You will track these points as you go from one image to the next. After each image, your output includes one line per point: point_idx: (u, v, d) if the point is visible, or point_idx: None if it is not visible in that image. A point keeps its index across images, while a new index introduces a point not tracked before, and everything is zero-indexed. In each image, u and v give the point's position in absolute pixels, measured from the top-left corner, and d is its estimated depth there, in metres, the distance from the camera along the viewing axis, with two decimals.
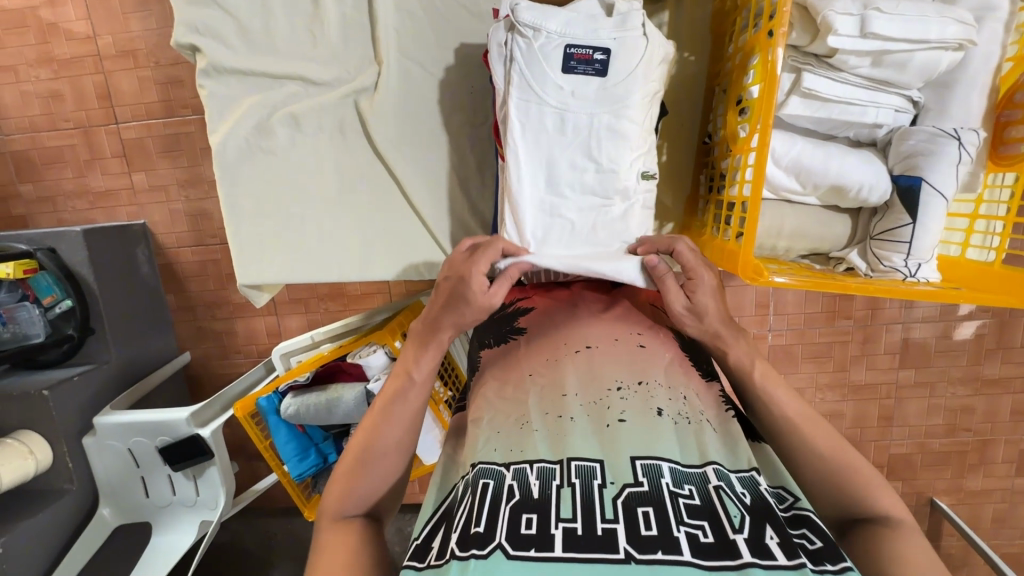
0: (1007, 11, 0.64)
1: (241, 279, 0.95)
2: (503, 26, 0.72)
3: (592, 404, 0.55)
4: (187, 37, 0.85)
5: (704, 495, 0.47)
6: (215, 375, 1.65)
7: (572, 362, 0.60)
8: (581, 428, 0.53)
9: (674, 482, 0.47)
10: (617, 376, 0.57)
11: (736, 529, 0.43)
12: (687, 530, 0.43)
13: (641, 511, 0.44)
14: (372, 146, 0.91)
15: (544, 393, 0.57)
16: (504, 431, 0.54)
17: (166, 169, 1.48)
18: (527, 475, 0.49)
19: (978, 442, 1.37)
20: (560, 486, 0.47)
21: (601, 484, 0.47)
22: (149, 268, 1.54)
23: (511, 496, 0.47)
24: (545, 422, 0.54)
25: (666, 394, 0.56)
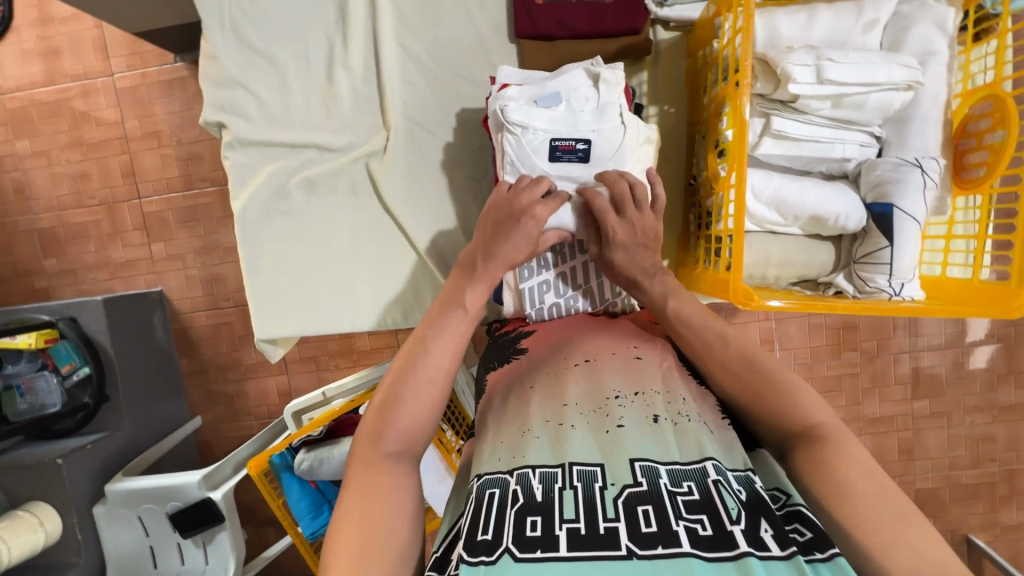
0: (946, 54, 0.71)
1: (259, 332, 0.99)
2: (494, 122, 0.79)
3: (591, 411, 0.57)
4: (215, 115, 0.94)
5: (702, 489, 0.48)
6: (226, 438, 1.66)
7: (573, 375, 0.63)
8: (581, 434, 0.55)
9: (672, 481, 0.49)
10: (616, 387, 0.60)
11: (733, 521, 0.45)
12: (685, 524, 0.44)
13: (641, 509, 0.46)
14: (380, 203, 0.97)
15: (545, 404, 0.59)
16: (506, 440, 0.56)
17: (184, 238, 1.56)
18: (529, 479, 0.50)
19: (1006, 473, 1.34)
20: (563, 489, 0.48)
21: (603, 486, 0.48)
22: (165, 333, 1.59)
23: (515, 501, 0.48)
24: (546, 430, 0.56)
25: (664, 399, 0.58)
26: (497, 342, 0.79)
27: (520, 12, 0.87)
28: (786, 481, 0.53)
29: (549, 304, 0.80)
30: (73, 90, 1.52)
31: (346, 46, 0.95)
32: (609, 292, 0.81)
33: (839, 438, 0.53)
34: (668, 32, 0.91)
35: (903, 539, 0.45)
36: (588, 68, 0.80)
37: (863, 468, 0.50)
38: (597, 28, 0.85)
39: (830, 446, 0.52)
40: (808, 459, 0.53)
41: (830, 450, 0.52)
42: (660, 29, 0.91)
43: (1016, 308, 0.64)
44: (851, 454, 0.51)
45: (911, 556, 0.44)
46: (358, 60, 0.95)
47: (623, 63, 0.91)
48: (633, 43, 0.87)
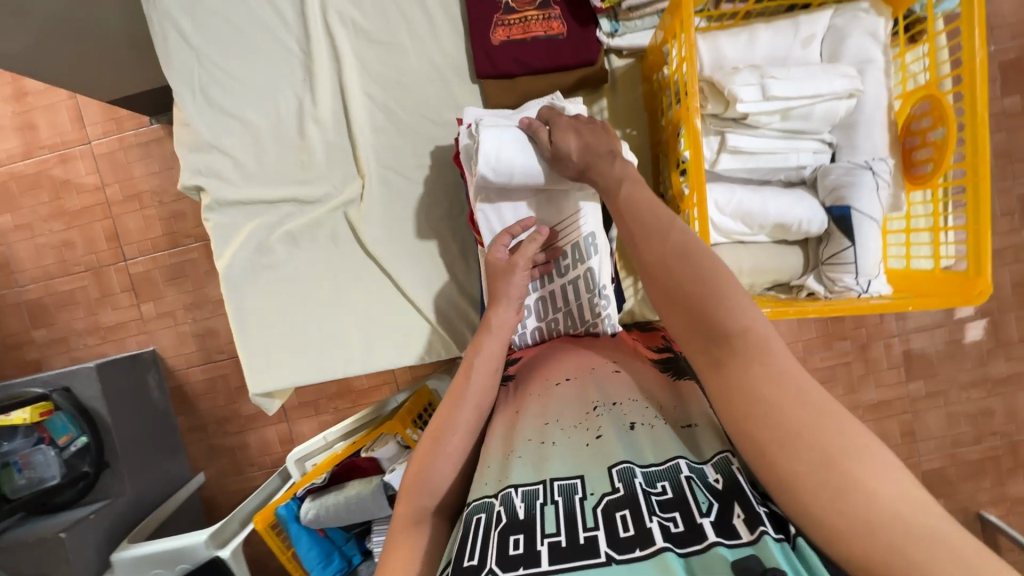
0: (881, 60, 0.75)
1: (253, 387, 1.00)
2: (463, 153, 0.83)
3: (572, 426, 0.59)
4: (193, 179, 0.97)
5: (676, 487, 0.49)
6: (231, 491, 1.64)
7: (554, 395, 0.64)
8: (562, 449, 0.56)
9: (647, 482, 0.51)
10: (591, 398, 0.62)
11: (704, 514, 0.47)
12: (660, 521, 0.47)
13: (619, 514, 0.48)
14: (361, 246, 1.00)
15: (528, 424, 0.61)
16: (494, 464, 0.57)
17: (173, 295, 1.57)
18: (513, 498, 0.51)
19: (1009, 444, 1.36)
20: (545, 505, 0.50)
21: (582, 497, 0.50)
22: (160, 392, 1.59)
23: (500, 521, 0.50)
24: (528, 449, 0.57)
25: (641, 406, 0.60)
26: None
27: (479, 54, 0.91)
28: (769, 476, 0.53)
29: (531, 329, 0.83)
30: (52, 161, 1.55)
31: (315, 100, 0.98)
32: (590, 313, 0.82)
33: (765, 351, 0.48)
34: (622, 59, 0.94)
35: (843, 476, 0.40)
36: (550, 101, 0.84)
37: (793, 385, 0.45)
38: (554, 63, 0.89)
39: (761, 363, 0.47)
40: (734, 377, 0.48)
41: (759, 366, 0.47)
42: (614, 57, 0.95)
43: (976, 294, 0.66)
44: (785, 371, 0.46)
45: (851, 485, 0.39)
46: (327, 113, 0.98)
47: (582, 93, 0.95)
48: (590, 74, 0.91)
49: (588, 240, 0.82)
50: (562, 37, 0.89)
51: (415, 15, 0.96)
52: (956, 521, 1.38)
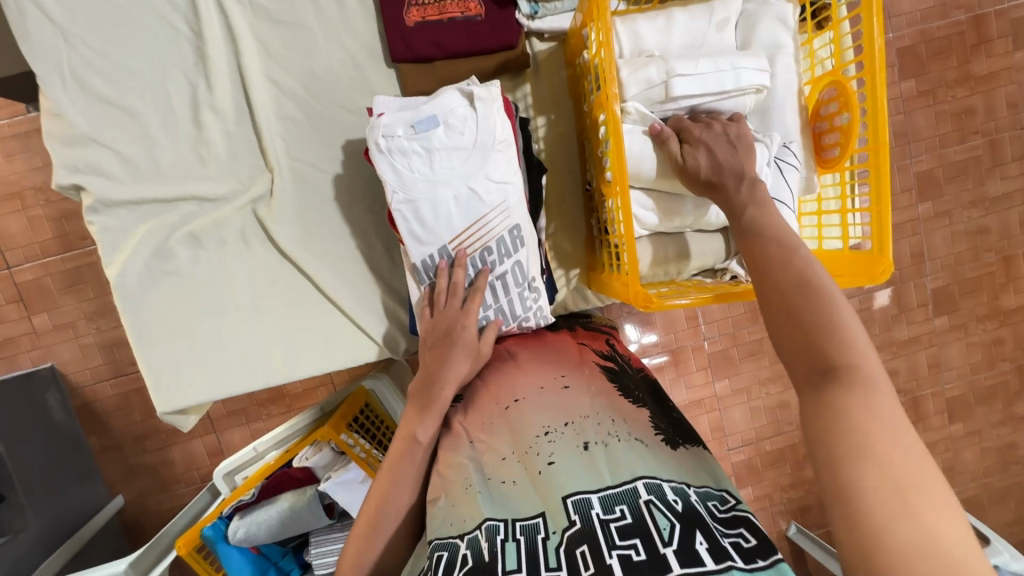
0: (792, 45, 0.76)
1: (161, 406, 0.91)
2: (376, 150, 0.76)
3: (525, 454, 0.65)
4: (71, 177, 0.85)
5: (634, 511, 0.55)
6: (156, 512, 1.52)
7: (507, 420, 0.70)
8: (522, 483, 0.63)
9: (605, 509, 0.56)
10: (544, 423, 0.68)
11: (666, 543, 0.51)
12: (620, 552, 0.51)
13: (579, 551, 0.52)
14: (277, 248, 0.92)
15: (483, 456, 0.67)
16: (457, 502, 0.63)
17: (70, 304, 1.41)
18: (477, 539, 0.57)
19: (909, 400, 1.48)
20: (507, 543, 0.56)
21: (545, 536, 0.56)
22: (64, 412, 1.43)
23: (464, 562, 0.55)
24: (487, 484, 0.64)
25: (594, 424, 0.67)
26: None
27: (393, 36, 0.85)
28: (728, 483, 0.60)
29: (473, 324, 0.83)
30: None
31: (211, 87, 0.88)
32: (521, 308, 0.82)
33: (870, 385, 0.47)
34: (544, 43, 0.91)
35: (909, 508, 0.40)
36: (460, 87, 0.78)
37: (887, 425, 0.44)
38: (473, 47, 0.85)
39: (863, 392, 0.46)
40: (831, 399, 0.47)
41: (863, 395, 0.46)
42: (535, 40, 0.91)
43: (880, 272, 0.69)
44: (886, 406, 0.45)
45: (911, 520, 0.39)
46: (227, 102, 0.89)
47: (504, 78, 0.91)
48: (510, 58, 0.87)
49: (512, 234, 0.79)
50: (479, 18, 0.85)
51: None
52: None
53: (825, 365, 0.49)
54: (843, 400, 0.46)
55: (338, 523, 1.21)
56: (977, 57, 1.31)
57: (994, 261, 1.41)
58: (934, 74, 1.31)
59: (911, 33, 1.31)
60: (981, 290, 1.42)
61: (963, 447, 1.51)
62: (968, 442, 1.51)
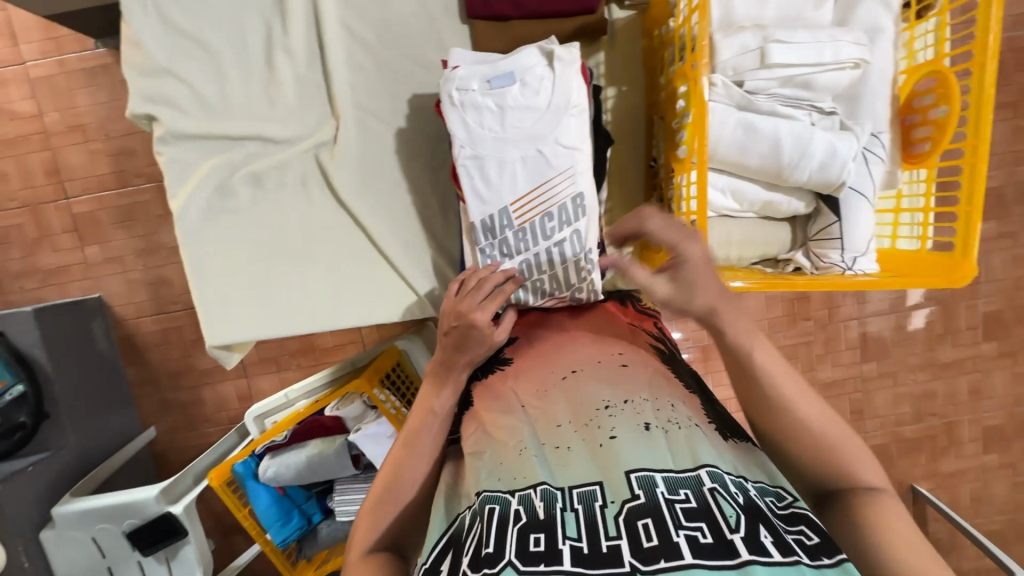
0: (892, 31, 0.72)
1: (210, 339, 0.93)
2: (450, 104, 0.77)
3: (583, 425, 0.63)
4: (144, 107, 0.87)
5: (699, 497, 0.52)
6: (183, 447, 1.58)
7: (560, 389, 0.69)
8: (578, 451, 0.60)
9: (669, 489, 0.53)
10: (604, 397, 0.66)
11: (732, 530, 0.49)
12: (686, 533, 0.48)
13: (641, 523, 0.50)
14: (335, 196, 0.93)
15: (538, 422, 0.66)
16: (505, 461, 0.61)
17: (121, 239, 1.45)
18: (530, 499, 0.55)
19: (945, 425, 1.43)
20: (563, 509, 0.54)
21: (603, 504, 0.54)
22: (107, 342, 1.48)
23: (517, 519, 0.53)
24: (543, 450, 0.62)
25: (652, 407, 0.64)
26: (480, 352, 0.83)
27: None
28: (782, 479, 0.57)
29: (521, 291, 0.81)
30: None
31: (286, 29, 0.89)
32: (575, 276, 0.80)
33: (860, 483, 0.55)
34: (623, 11, 0.89)
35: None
36: (540, 46, 0.78)
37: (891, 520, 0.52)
38: (552, 8, 0.83)
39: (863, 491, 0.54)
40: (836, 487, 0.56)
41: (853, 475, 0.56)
42: (615, 8, 0.89)
43: (961, 277, 0.67)
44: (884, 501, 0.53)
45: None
46: (300, 45, 0.89)
47: (580, 43, 0.89)
48: (588, 22, 0.85)
49: (575, 201, 0.77)
50: None
51: None
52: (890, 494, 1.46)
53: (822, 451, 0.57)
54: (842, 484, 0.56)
55: (363, 474, 1.23)
56: None
57: None
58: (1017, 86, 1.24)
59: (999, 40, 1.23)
60: None
61: (994, 479, 1.46)
62: (1000, 474, 1.46)
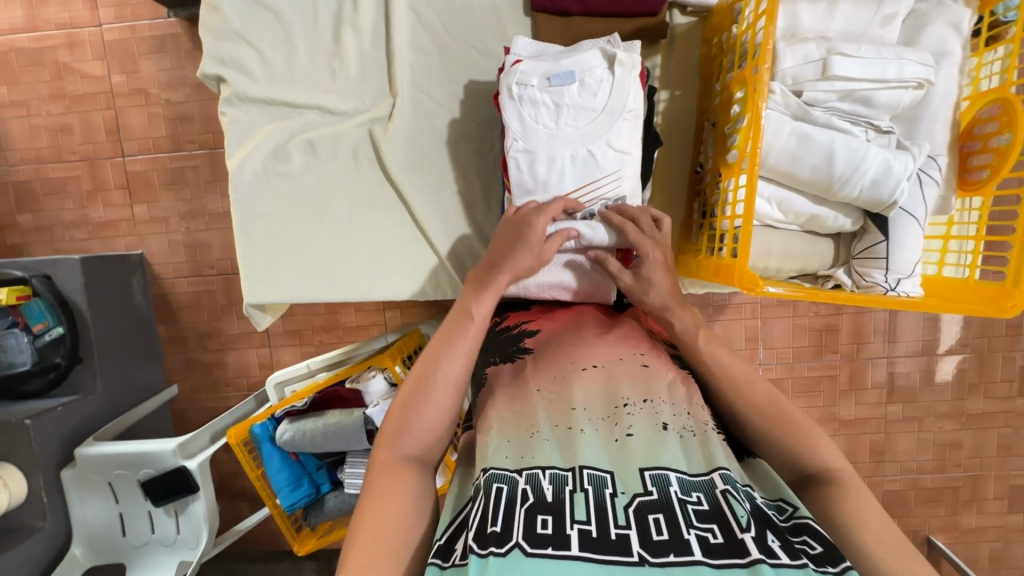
0: (959, 55, 0.71)
1: (248, 297, 0.97)
2: (508, 96, 0.79)
3: (601, 419, 0.63)
4: (214, 67, 0.91)
5: (711, 500, 0.53)
6: (202, 409, 1.62)
7: (580, 380, 0.68)
8: (590, 439, 0.61)
9: (682, 490, 0.54)
10: (624, 393, 0.65)
11: (743, 529, 0.50)
12: (697, 532, 0.50)
13: (652, 517, 0.51)
14: (383, 172, 0.95)
15: (553, 408, 0.65)
16: (514, 440, 0.62)
17: (169, 201, 1.51)
18: (539, 479, 0.55)
19: (970, 478, 1.38)
20: (574, 492, 0.54)
21: (614, 494, 0.54)
22: (144, 297, 1.54)
23: (526, 499, 0.53)
24: (555, 434, 0.62)
25: (670, 410, 0.63)
26: (498, 336, 0.81)
27: None
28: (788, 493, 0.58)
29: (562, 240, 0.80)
30: (58, 39, 1.46)
31: (356, 6, 0.92)
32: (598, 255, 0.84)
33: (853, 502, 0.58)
34: (684, 17, 0.90)
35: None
36: (604, 48, 0.79)
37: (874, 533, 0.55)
38: (614, 7, 0.84)
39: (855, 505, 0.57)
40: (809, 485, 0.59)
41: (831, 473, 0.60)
42: (676, 13, 0.90)
43: (1010, 306, 0.65)
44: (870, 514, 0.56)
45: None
46: (367, 22, 0.92)
47: (638, 44, 0.90)
48: (649, 25, 0.86)
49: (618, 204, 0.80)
50: None
51: None
52: None
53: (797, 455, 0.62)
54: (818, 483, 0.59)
55: None
56: None
57: None
58: None
59: None
60: None
61: (1016, 542, 1.40)
62: None
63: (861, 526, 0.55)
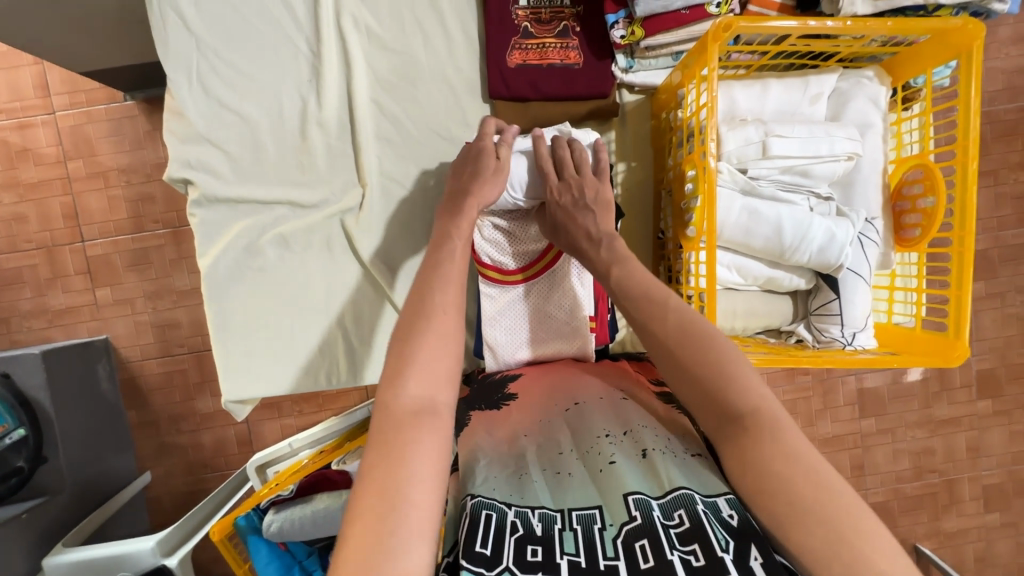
0: (880, 125, 0.79)
1: (227, 395, 0.96)
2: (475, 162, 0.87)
3: (585, 453, 0.65)
4: (181, 171, 0.92)
5: (693, 517, 0.53)
6: (181, 493, 1.56)
7: (563, 422, 0.70)
8: (578, 480, 0.61)
9: (664, 514, 0.55)
10: (605, 427, 0.68)
11: (724, 549, 0.50)
12: (680, 555, 0.50)
13: (638, 545, 0.52)
14: (357, 258, 0.97)
15: (541, 451, 0.66)
16: (504, 476, 0.61)
17: (133, 282, 1.48)
18: (528, 515, 0.56)
19: (945, 482, 1.44)
20: (562, 529, 0.55)
21: (601, 527, 0.55)
22: (110, 384, 1.49)
23: (513, 530, 0.54)
24: (544, 475, 0.62)
25: (652, 435, 0.66)
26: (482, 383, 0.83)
27: (493, 74, 0.91)
28: None
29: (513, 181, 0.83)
30: (9, 127, 1.44)
31: (320, 103, 0.95)
32: (557, 290, 0.86)
33: (775, 427, 0.52)
34: (633, 95, 0.96)
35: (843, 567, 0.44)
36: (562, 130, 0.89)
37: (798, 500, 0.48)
38: (567, 92, 0.90)
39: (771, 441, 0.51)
40: (736, 448, 0.53)
41: (766, 436, 0.51)
42: (625, 92, 0.96)
43: (955, 356, 0.70)
44: (798, 473, 0.49)
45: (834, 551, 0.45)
46: (332, 117, 0.95)
47: (591, 123, 0.96)
48: (601, 106, 0.92)
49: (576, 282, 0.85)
50: (577, 66, 0.90)
51: (431, 27, 0.94)
52: None
53: (728, 417, 0.55)
54: (750, 449, 0.52)
55: None
56: None
57: None
58: (997, 155, 1.29)
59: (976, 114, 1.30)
60: None
61: (995, 539, 1.46)
62: (1003, 534, 1.46)
63: (800, 511, 0.47)
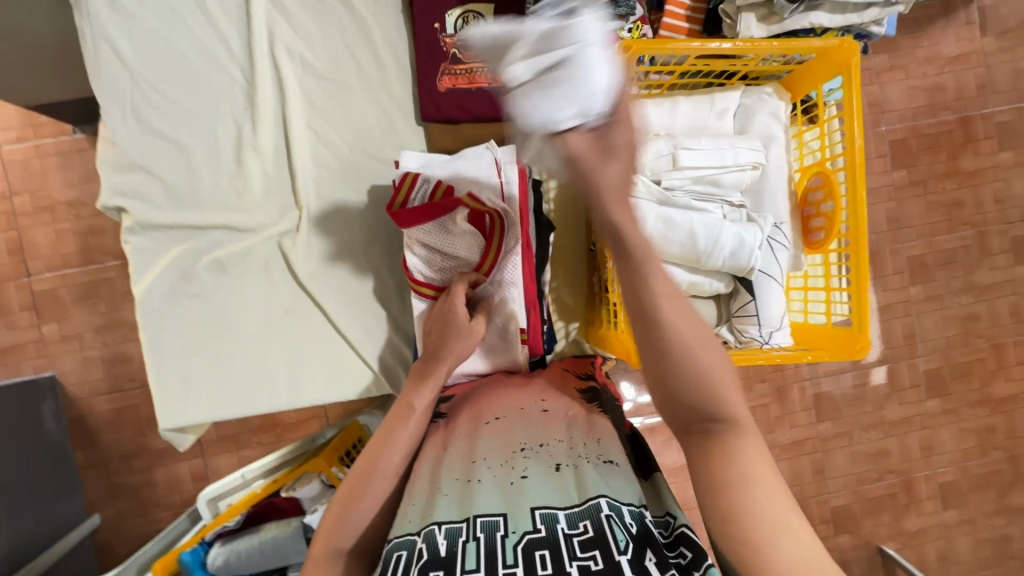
0: (783, 137, 0.84)
1: (163, 422, 0.93)
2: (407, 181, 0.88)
3: (499, 466, 0.64)
4: (114, 200, 0.92)
5: (596, 526, 0.55)
6: (132, 536, 1.48)
7: (485, 433, 0.70)
8: (487, 487, 0.62)
9: (569, 524, 0.56)
10: (522, 439, 0.68)
11: (621, 551, 0.52)
12: (579, 563, 0.51)
13: (538, 554, 0.53)
14: (296, 280, 0.97)
15: (455, 462, 0.66)
16: (419, 502, 0.62)
17: (82, 316, 1.44)
18: (436, 536, 0.56)
19: (903, 482, 1.43)
20: (466, 540, 0.55)
21: (504, 534, 0.55)
22: (57, 424, 1.43)
23: (421, 558, 0.54)
24: (454, 487, 0.63)
25: (566, 448, 0.67)
26: None
27: (425, 99, 0.95)
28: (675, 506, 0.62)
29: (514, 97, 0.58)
30: None
31: (256, 131, 0.97)
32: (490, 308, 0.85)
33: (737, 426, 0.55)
34: None
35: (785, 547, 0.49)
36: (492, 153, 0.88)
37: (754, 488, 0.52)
38: (495, 114, 0.94)
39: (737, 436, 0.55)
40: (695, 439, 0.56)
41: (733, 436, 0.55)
42: None
43: (859, 349, 0.74)
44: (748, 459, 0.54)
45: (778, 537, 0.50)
46: (268, 144, 0.97)
47: None
48: None
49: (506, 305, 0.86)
50: (504, 90, 0.94)
51: (365, 57, 0.98)
52: (859, 557, 1.43)
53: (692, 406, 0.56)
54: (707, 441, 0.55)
55: None
56: (963, 155, 1.36)
57: (984, 348, 1.39)
58: (924, 166, 1.35)
59: (902, 127, 1.37)
60: (973, 375, 1.40)
61: (955, 537, 1.44)
62: (962, 531, 1.44)
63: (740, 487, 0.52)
